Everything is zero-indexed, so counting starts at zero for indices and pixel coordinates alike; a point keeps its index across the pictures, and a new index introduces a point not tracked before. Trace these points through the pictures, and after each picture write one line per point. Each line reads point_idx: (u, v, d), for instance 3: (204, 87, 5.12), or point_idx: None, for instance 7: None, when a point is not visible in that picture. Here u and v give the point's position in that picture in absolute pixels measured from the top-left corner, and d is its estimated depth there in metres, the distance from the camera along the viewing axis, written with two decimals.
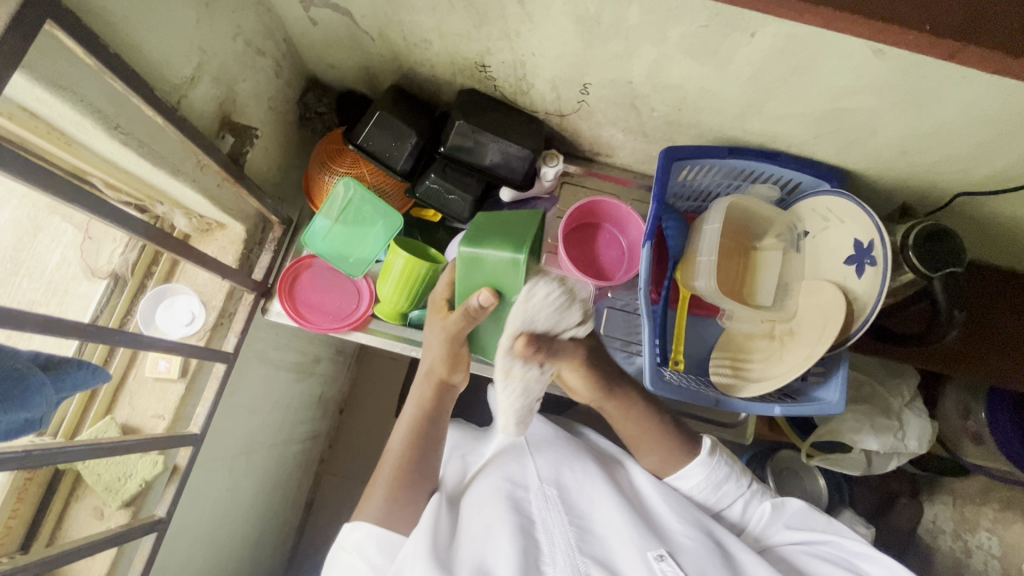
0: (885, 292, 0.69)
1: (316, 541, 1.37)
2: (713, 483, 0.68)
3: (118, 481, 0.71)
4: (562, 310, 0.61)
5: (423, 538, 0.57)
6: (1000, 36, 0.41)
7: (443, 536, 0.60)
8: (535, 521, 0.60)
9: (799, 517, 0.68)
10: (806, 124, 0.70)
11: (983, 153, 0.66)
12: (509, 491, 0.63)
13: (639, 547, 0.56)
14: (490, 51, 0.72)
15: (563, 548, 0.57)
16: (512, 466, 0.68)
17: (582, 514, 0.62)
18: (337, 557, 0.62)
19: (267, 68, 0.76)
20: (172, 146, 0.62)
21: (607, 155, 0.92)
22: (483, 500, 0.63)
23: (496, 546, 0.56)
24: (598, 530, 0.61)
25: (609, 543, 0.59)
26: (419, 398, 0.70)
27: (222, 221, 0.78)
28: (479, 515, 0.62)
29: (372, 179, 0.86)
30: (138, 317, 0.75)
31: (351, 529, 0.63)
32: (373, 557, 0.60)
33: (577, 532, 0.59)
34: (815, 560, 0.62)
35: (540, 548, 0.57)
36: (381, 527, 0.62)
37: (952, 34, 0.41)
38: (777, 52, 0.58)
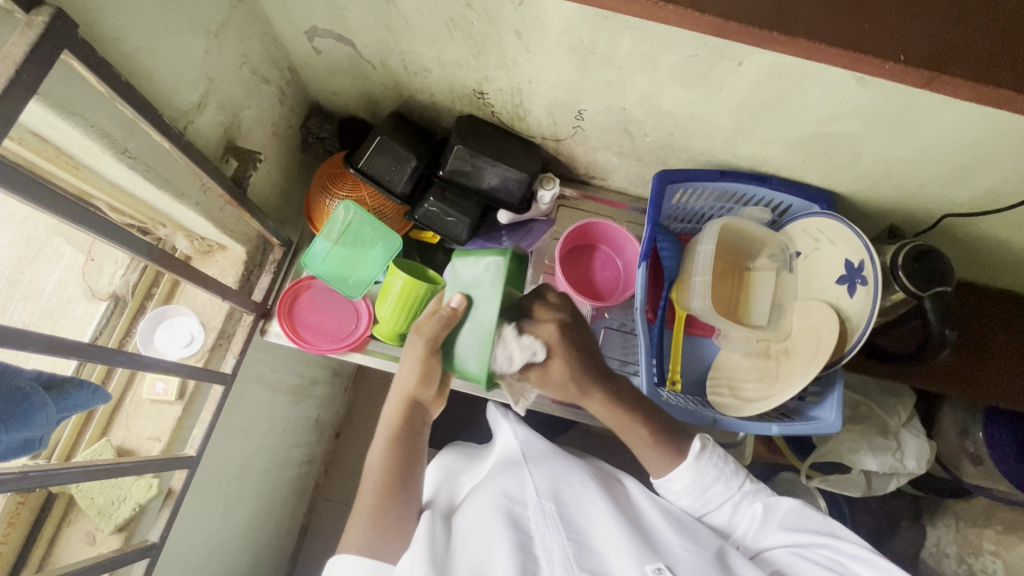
0: (877, 312, 0.70)
1: (309, 570, 1.34)
2: (701, 486, 0.67)
3: (111, 505, 0.70)
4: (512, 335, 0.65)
5: (420, 552, 0.56)
6: (971, 66, 0.43)
7: (440, 547, 0.60)
8: (532, 537, 0.59)
9: (795, 516, 0.67)
10: (794, 149, 0.73)
11: (966, 176, 0.68)
12: (506, 507, 0.62)
13: (636, 560, 0.55)
14: (488, 79, 0.75)
15: (562, 562, 0.56)
16: (509, 481, 0.67)
17: (580, 528, 0.61)
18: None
19: (271, 95, 0.78)
20: (178, 170, 0.64)
21: (602, 179, 0.94)
22: (479, 517, 0.62)
23: (495, 560, 0.56)
24: (596, 544, 0.60)
25: (607, 557, 0.58)
26: (392, 418, 0.71)
27: (223, 243, 0.79)
28: (476, 527, 0.61)
29: (372, 203, 0.87)
30: (137, 337, 0.76)
31: (335, 564, 0.61)
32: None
33: (576, 547, 0.58)
34: (805, 563, 0.62)
35: (538, 563, 0.56)
36: (367, 558, 0.61)
37: (928, 65, 0.43)
38: (765, 79, 0.61)
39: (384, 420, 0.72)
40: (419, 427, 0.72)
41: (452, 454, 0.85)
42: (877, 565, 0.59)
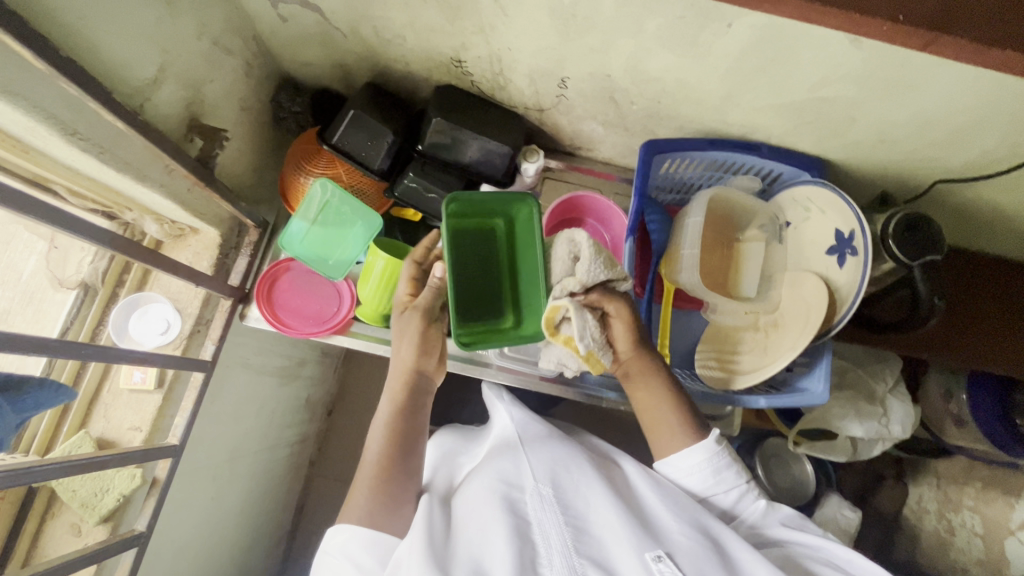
0: (866, 283, 0.69)
1: (309, 542, 1.38)
2: (714, 468, 0.66)
3: (94, 496, 0.68)
4: (561, 265, 0.66)
5: (418, 541, 0.56)
6: (972, 27, 0.41)
7: (438, 535, 0.59)
8: (530, 522, 0.59)
9: (795, 519, 0.68)
10: (786, 114, 0.70)
11: (958, 141, 0.66)
12: (504, 492, 0.62)
13: (636, 548, 0.55)
14: (465, 46, 0.71)
15: (559, 549, 0.56)
16: (507, 466, 0.66)
17: (579, 513, 0.60)
18: (322, 560, 0.62)
19: (237, 68, 0.73)
20: (137, 150, 0.60)
21: (588, 150, 0.91)
22: (476, 506, 0.61)
23: (492, 548, 0.55)
24: (595, 529, 0.59)
25: (604, 542, 0.58)
26: (395, 393, 0.70)
27: (195, 226, 0.76)
28: (473, 513, 0.61)
29: (349, 180, 0.83)
30: (111, 327, 0.73)
31: (335, 532, 0.62)
32: (358, 557, 0.59)
33: (573, 532, 0.58)
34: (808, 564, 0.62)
35: (537, 551, 0.56)
36: (366, 528, 0.61)
37: (928, 25, 0.41)
38: (756, 42, 0.58)
39: (386, 397, 0.70)
40: (423, 398, 0.72)
41: (447, 436, 0.86)
42: None
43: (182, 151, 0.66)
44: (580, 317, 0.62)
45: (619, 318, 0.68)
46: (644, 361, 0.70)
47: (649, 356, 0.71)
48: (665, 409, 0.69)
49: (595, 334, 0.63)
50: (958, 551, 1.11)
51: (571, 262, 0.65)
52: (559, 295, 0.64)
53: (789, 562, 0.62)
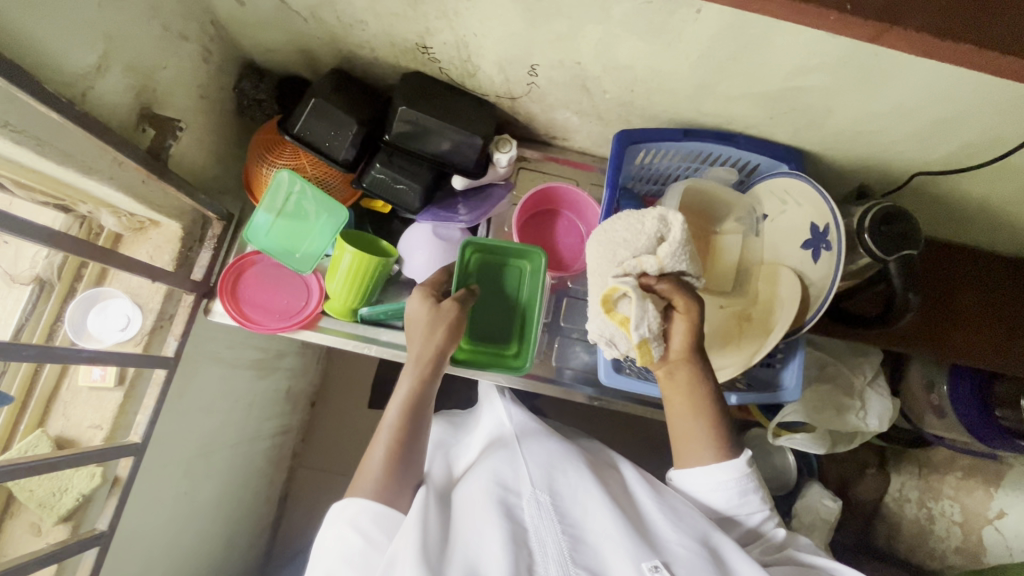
0: (839, 277, 0.68)
1: (293, 532, 1.39)
2: (741, 490, 0.65)
3: (53, 496, 0.67)
4: (644, 240, 0.62)
5: (413, 544, 0.54)
6: (926, 20, 0.39)
7: (435, 537, 0.58)
8: (527, 529, 0.58)
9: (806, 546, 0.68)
10: (761, 105, 0.68)
11: (937, 133, 0.64)
12: (500, 496, 0.62)
13: (633, 557, 0.54)
14: (430, 31, 0.68)
15: (556, 557, 0.55)
16: (504, 469, 0.66)
17: (575, 521, 0.60)
18: (327, 531, 0.62)
19: (193, 54, 0.70)
20: (80, 142, 0.57)
21: (564, 139, 0.88)
22: (474, 511, 0.61)
23: (489, 551, 0.54)
24: (591, 537, 0.59)
25: (601, 550, 0.57)
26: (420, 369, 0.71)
27: (154, 219, 0.74)
28: (471, 517, 0.60)
29: (314, 171, 0.81)
30: (68, 323, 0.71)
31: (345, 505, 0.62)
32: (368, 531, 0.60)
33: (570, 541, 0.57)
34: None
35: (533, 558, 0.55)
36: (377, 504, 0.62)
37: (879, 15, 0.39)
38: (725, 29, 0.56)
39: (405, 378, 0.70)
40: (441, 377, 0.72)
41: (440, 426, 0.88)
42: None
43: (132, 142, 0.64)
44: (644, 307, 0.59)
45: (685, 316, 0.63)
46: (693, 367, 0.65)
47: (703, 366, 0.65)
48: (699, 424, 0.66)
49: (654, 324, 0.60)
50: (937, 538, 1.12)
51: (655, 242, 0.62)
52: (628, 272, 0.62)
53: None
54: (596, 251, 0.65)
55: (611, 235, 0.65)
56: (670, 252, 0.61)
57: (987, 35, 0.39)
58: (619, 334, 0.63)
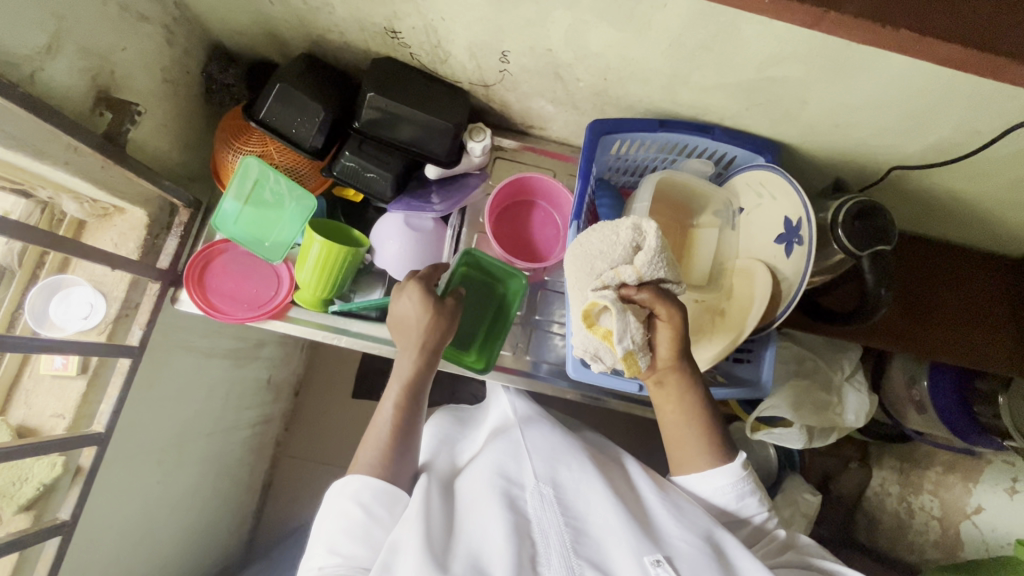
0: (810, 273, 0.67)
1: (276, 519, 1.39)
2: (738, 493, 0.65)
3: (13, 485, 0.67)
4: (620, 250, 0.60)
5: (416, 535, 0.55)
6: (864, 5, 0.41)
7: (438, 531, 0.59)
8: (530, 521, 0.59)
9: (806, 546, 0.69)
10: (735, 95, 0.66)
11: (911, 126, 0.63)
12: (504, 488, 0.62)
13: (635, 551, 0.55)
14: (397, 15, 0.66)
15: (558, 549, 0.56)
16: (507, 463, 0.66)
17: (578, 515, 0.60)
18: (331, 502, 0.64)
19: (155, 35, 0.68)
20: (30, 126, 0.56)
21: (541, 129, 0.87)
22: (478, 505, 0.61)
23: (492, 546, 0.55)
24: (593, 530, 0.59)
25: (604, 544, 0.57)
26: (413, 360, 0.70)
27: (118, 205, 0.72)
28: (473, 511, 0.61)
29: (282, 159, 0.79)
30: (29, 311, 0.70)
31: (348, 481, 0.64)
32: (369, 506, 0.62)
33: (573, 533, 0.57)
34: None
35: (535, 550, 0.56)
36: (378, 480, 0.64)
37: (816, 2, 0.40)
38: (694, 16, 0.54)
39: (395, 382, 0.70)
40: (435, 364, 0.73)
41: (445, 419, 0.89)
42: None
43: (86, 127, 0.62)
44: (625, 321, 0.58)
45: (668, 324, 0.61)
46: (682, 374, 0.64)
47: (689, 370, 0.65)
48: (691, 431, 0.66)
49: (636, 336, 0.60)
50: (916, 532, 1.12)
51: (632, 252, 0.60)
52: (607, 285, 0.60)
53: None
54: (573, 265, 0.63)
55: (586, 247, 0.62)
56: (648, 260, 0.59)
57: (928, 21, 0.41)
58: (604, 348, 0.62)
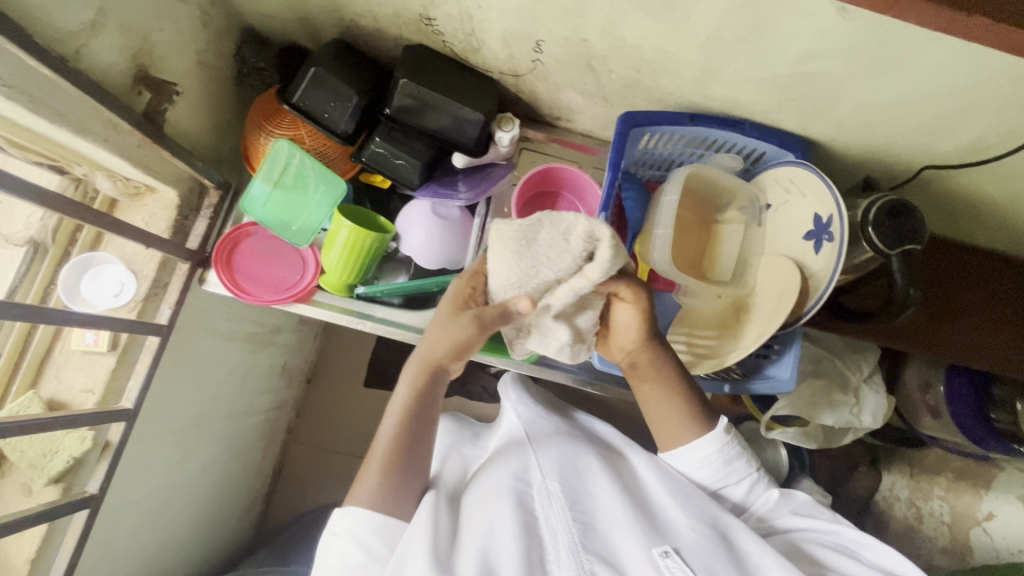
0: (841, 269, 0.66)
1: (286, 504, 1.41)
2: (725, 459, 0.66)
3: (43, 458, 0.68)
4: (569, 263, 0.56)
5: (423, 537, 0.56)
6: None
7: (444, 534, 0.58)
8: (538, 518, 0.60)
9: (805, 506, 0.69)
10: (769, 90, 0.66)
11: (945, 126, 0.63)
12: (513, 487, 0.63)
13: (643, 544, 0.56)
14: (433, 2, 0.66)
15: (567, 544, 0.57)
16: (514, 463, 0.68)
17: (587, 510, 0.61)
18: (326, 543, 0.60)
19: (191, 16, 0.69)
20: (74, 101, 0.57)
21: (568, 121, 0.87)
22: (487, 498, 0.63)
23: (500, 541, 0.56)
24: (601, 526, 0.60)
25: (613, 538, 0.59)
26: (415, 381, 0.66)
27: (151, 185, 0.73)
28: (481, 505, 0.62)
29: (312, 143, 0.80)
30: (61, 287, 0.71)
31: (342, 515, 0.60)
32: (367, 541, 0.59)
33: (581, 528, 0.58)
34: (825, 549, 0.62)
35: (544, 547, 0.57)
36: (379, 512, 0.60)
37: None
38: (736, 7, 0.54)
39: (404, 382, 0.66)
40: (437, 387, 0.67)
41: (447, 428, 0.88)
42: (881, 550, 0.61)
43: (128, 105, 0.63)
44: (553, 330, 0.63)
45: (633, 308, 0.64)
46: (653, 352, 0.67)
47: (661, 349, 0.68)
48: (672, 403, 0.68)
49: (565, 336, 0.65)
50: (924, 537, 1.12)
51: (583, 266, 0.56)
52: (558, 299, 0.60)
53: (796, 552, 0.63)
54: (508, 267, 0.58)
55: (534, 250, 0.57)
56: (594, 274, 0.56)
57: (988, 6, 0.41)
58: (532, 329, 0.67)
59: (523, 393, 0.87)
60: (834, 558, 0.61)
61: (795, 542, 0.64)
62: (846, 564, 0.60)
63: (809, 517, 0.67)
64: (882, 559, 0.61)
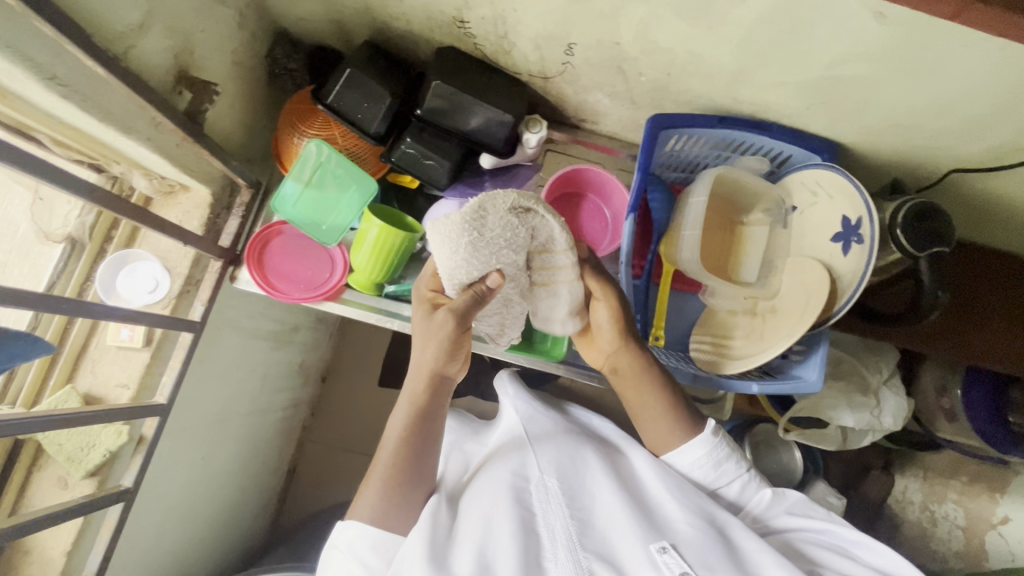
0: (871, 271, 0.67)
1: (300, 502, 1.41)
2: (714, 460, 0.68)
3: (81, 451, 0.69)
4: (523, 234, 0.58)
5: (421, 541, 0.58)
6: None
7: (442, 535, 0.61)
8: (536, 514, 0.62)
9: (802, 505, 0.70)
10: (799, 93, 0.67)
11: (974, 129, 0.64)
12: (512, 483, 0.65)
13: (642, 541, 0.58)
14: (468, 6, 0.67)
15: (564, 541, 0.58)
16: (513, 459, 0.69)
17: (585, 506, 0.63)
18: (329, 555, 0.62)
19: (229, 18, 0.70)
20: (121, 101, 0.58)
21: (593, 122, 0.88)
22: (486, 494, 0.64)
23: (497, 539, 0.58)
24: (599, 522, 0.62)
25: (610, 534, 0.61)
26: (415, 396, 0.67)
27: (185, 183, 0.74)
28: (479, 503, 0.64)
29: (344, 143, 0.81)
30: (98, 283, 0.72)
31: (344, 528, 0.62)
32: (366, 558, 0.60)
33: (578, 526, 0.60)
34: (819, 549, 0.64)
35: (541, 544, 0.59)
36: (375, 527, 0.61)
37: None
38: (774, 12, 0.55)
39: (403, 400, 0.67)
40: (442, 399, 0.68)
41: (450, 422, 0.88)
42: (878, 551, 0.62)
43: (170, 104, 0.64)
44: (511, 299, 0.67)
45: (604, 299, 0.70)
46: (631, 354, 0.71)
47: (639, 350, 0.71)
48: (659, 406, 0.70)
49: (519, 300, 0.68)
50: (938, 541, 1.13)
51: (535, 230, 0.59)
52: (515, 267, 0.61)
53: (792, 552, 0.64)
54: (470, 248, 0.57)
55: (486, 230, 0.57)
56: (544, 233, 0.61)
57: None
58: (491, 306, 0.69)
59: (520, 389, 0.84)
60: (828, 558, 0.62)
61: (790, 541, 0.65)
62: (843, 565, 0.62)
63: (805, 516, 0.68)
64: (876, 558, 0.62)
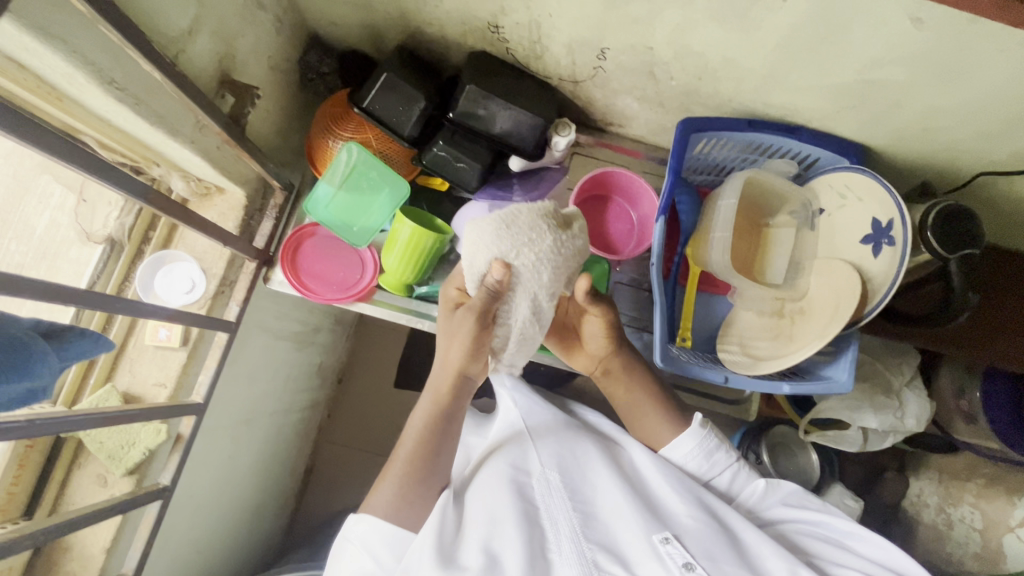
0: (902, 274, 0.68)
1: (316, 503, 1.42)
2: (705, 451, 0.71)
3: (120, 449, 0.70)
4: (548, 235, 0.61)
5: (430, 533, 0.59)
6: None
7: (450, 528, 0.62)
8: (539, 507, 0.63)
9: (796, 496, 0.72)
10: (830, 97, 0.68)
11: (1006, 132, 0.64)
12: (512, 476, 0.66)
13: (644, 531, 0.60)
14: (504, 11, 0.68)
15: (568, 533, 0.60)
16: (513, 451, 0.70)
17: (586, 499, 0.65)
18: (340, 549, 0.63)
19: (268, 23, 0.71)
20: (169, 104, 0.59)
21: (619, 126, 0.89)
22: (488, 486, 0.66)
23: (503, 532, 0.59)
24: (601, 513, 0.64)
25: (614, 526, 0.62)
26: (439, 395, 0.69)
27: (222, 185, 0.75)
28: (482, 495, 0.65)
29: (378, 145, 0.82)
30: (137, 283, 0.74)
31: (357, 521, 0.62)
32: (376, 550, 0.60)
33: (581, 517, 0.62)
34: (811, 538, 0.67)
35: (546, 536, 0.60)
36: (388, 522, 0.61)
37: None
38: (812, 17, 0.56)
39: (426, 397, 0.69)
40: (464, 398, 0.70)
41: None
42: (873, 541, 0.65)
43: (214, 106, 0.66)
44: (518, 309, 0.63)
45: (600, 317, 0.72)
46: (620, 359, 0.76)
47: (627, 353, 0.77)
48: (648, 404, 0.76)
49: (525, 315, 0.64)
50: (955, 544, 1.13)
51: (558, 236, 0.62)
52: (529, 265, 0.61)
53: (786, 543, 0.67)
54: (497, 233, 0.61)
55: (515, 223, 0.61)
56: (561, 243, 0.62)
57: None
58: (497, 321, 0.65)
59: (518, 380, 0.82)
60: (819, 547, 0.65)
61: (782, 530, 0.68)
62: (834, 553, 0.65)
63: (799, 508, 0.71)
64: (872, 549, 0.65)
